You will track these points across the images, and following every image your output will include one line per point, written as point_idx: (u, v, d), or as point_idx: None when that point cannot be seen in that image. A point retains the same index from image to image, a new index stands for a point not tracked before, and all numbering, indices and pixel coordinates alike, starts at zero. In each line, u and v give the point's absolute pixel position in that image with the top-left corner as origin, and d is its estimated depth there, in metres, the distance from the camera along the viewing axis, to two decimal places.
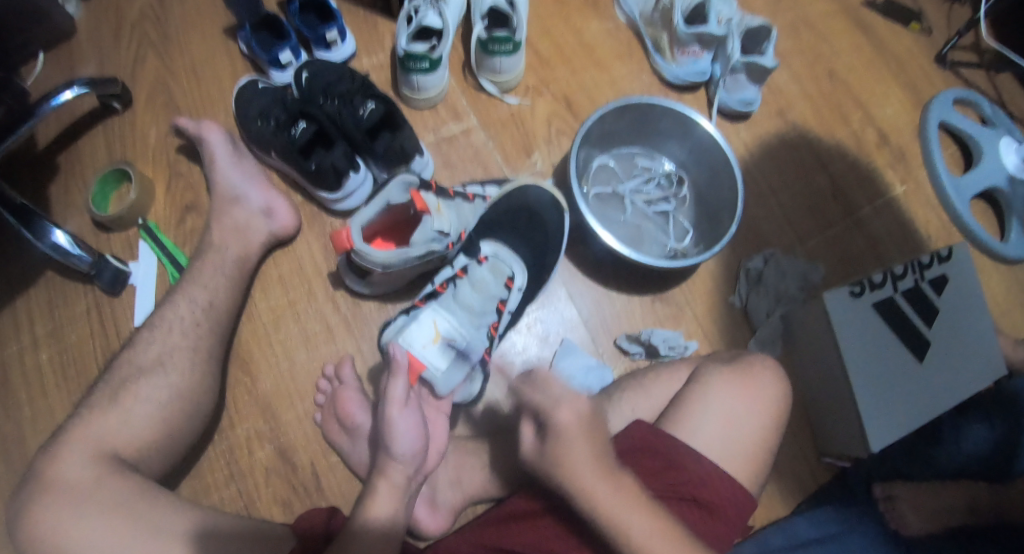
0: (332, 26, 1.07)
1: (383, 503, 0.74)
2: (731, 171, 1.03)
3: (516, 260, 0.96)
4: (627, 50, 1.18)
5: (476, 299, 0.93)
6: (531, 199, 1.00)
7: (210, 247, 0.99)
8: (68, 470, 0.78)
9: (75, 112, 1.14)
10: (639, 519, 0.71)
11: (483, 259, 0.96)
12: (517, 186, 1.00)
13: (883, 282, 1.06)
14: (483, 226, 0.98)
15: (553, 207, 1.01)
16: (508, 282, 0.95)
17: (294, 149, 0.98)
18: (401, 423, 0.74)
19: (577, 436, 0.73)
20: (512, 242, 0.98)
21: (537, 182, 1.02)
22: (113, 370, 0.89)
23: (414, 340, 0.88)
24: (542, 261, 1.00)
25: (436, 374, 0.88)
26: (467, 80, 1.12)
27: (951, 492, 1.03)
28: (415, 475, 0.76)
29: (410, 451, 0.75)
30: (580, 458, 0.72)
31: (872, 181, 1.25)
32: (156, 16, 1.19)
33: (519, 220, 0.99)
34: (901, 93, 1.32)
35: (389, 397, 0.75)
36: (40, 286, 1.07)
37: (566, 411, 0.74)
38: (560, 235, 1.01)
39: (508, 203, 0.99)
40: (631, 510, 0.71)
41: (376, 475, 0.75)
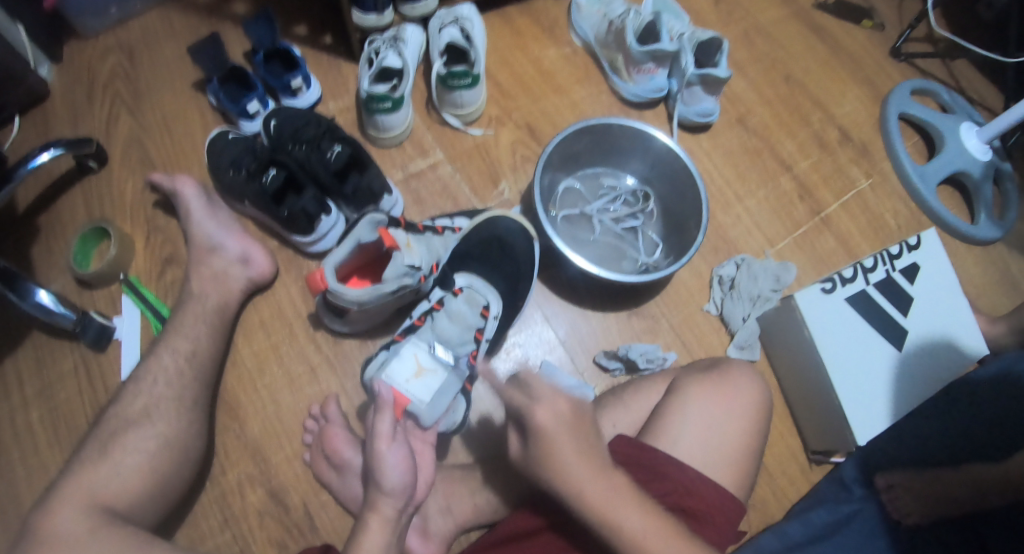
0: (298, 74, 1.10)
1: (374, 539, 0.73)
2: (692, 181, 1.07)
3: (490, 290, 0.98)
4: (585, 74, 1.22)
5: (454, 330, 0.96)
6: (499, 228, 1.02)
7: (191, 297, 1.00)
8: (60, 525, 0.79)
9: (52, 172, 1.16)
10: (630, 516, 0.72)
11: (459, 291, 0.98)
12: (487, 217, 1.03)
13: (854, 276, 1.09)
14: (456, 257, 1.01)
15: (521, 234, 1.03)
16: (485, 311, 0.97)
17: (266, 196, 1.00)
18: (390, 458, 0.76)
19: (558, 433, 0.75)
20: (487, 272, 1.00)
21: (506, 213, 1.04)
22: (101, 424, 0.91)
23: (397, 375, 0.88)
24: (514, 287, 1.01)
25: (420, 407, 0.87)
26: (431, 116, 1.15)
27: (958, 484, 0.99)
28: (405, 508, 0.76)
29: (400, 485, 0.75)
30: (565, 453, 0.74)
31: (837, 178, 1.28)
32: (127, 74, 1.22)
33: (490, 248, 1.01)
34: (859, 90, 1.35)
35: (376, 432, 0.77)
36: (27, 346, 1.08)
37: (543, 410, 0.76)
38: (529, 262, 1.03)
39: (479, 233, 1.02)
40: (619, 505, 0.73)
41: (367, 511, 0.75)
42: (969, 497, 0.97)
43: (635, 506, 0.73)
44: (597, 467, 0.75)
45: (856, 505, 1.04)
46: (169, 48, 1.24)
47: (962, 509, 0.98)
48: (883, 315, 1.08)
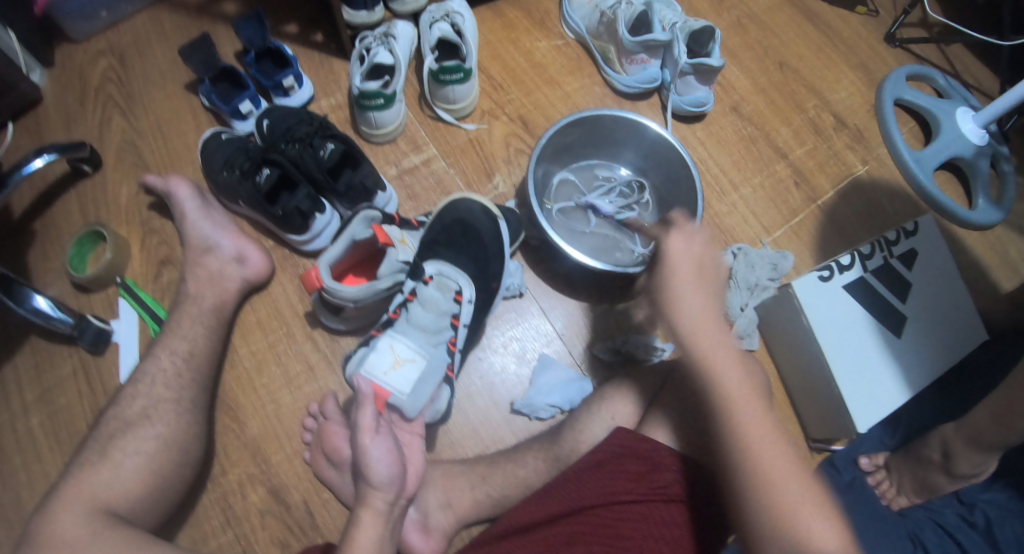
0: (289, 73, 1.09)
1: (368, 533, 0.74)
2: (688, 170, 1.06)
3: (461, 274, 0.95)
4: (578, 66, 1.22)
5: (428, 318, 0.92)
6: (462, 210, 1.01)
7: (187, 298, 1.00)
8: (62, 528, 0.79)
9: (47, 177, 1.16)
10: (732, 371, 0.75)
11: (428, 278, 0.94)
12: (448, 203, 1.02)
13: (851, 264, 1.08)
14: (422, 247, 0.98)
15: (484, 215, 1.01)
16: (457, 297, 0.94)
17: (260, 195, 0.99)
18: (375, 450, 0.76)
19: (694, 278, 0.78)
20: (456, 257, 0.97)
21: (465, 196, 1.02)
22: (101, 427, 0.91)
23: (375, 367, 0.88)
24: (484, 269, 0.98)
25: (402, 399, 0.87)
26: (424, 111, 1.14)
27: (926, 449, 1.00)
28: (396, 500, 0.76)
29: (388, 477, 0.75)
30: (682, 288, 0.77)
31: (833, 165, 1.28)
32: (119, 77, 1.21)
33: (454, 233, 0.99)
34: (853, 77, 1.35)
35: (359, 426, 0.76)
36: (27, 351, 1.08)
37: (673, 241, 0.80)
38: (498, 244, 1.00)
39: (443, 219, 1.00)
40: (727, 369, 0.75)
41: (359, 505, 0.75)
42: (939, 459, 0.98)
43: (737, 369, 0.76)
44: (712, 323, 0.77)
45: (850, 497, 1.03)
46: (160, 50, 1.23)
47: (942, 480, 0.99)
48: (882, 302, 1.08)
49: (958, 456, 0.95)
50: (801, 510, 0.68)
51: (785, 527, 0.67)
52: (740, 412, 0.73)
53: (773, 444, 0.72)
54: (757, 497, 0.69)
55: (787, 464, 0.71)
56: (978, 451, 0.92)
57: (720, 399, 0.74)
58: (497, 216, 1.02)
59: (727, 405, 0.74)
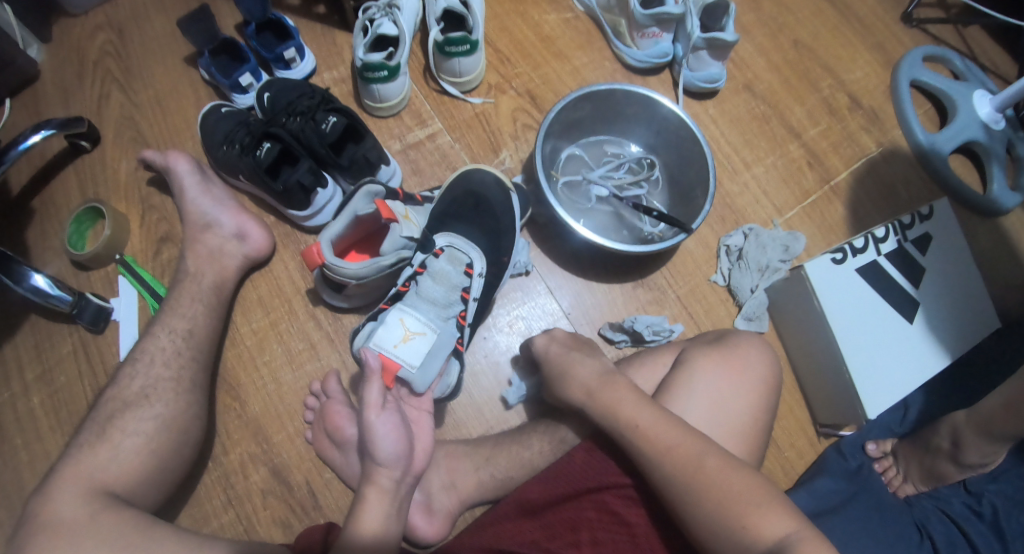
0: (291, 44, 1.07)
1: (374, 511, 0.73)
2: (699, 148, 1.04)
3: (472, 248, 0.95)
4: (587, 40, 1.19)
5: (439, 290, 0.92)
6: (474, 181, 0.99)
7: (187, 276, 0.98)
8: (60, 510, 0.78)
9: (45, 153, 1.14)
10: (642, 412, 0.78)
11: (439, 252, 0.95)
12: (459, 174, 1.00)
13: (865, 246, 1.06)
14: (433, 221, 0.97)
15: (496, 187, 0.99)
16: (468, 270, 0.94)
17: (260, 169, 0.97)
18: (381, 427, 0.74)
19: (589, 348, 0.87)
20: (467, 230, 0.97)
21: (478, 167, 1.00)
22: (99, 406, 0.89)
23: (385, 341, 0.85)
24: (498, 244, 0.97)
25: (411, 372, 0.85)
26: (429, 85, 1.12)
27: (935, 438, 0.99)
28: (403, 478, 0.76)
29: (394, 455, 0.74)
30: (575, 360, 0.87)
31: (848, 145, 1.25)
32: (117, 51, 1.18)
33: (465, 206, 0.98)
34: (869, 55, 1.31)
35: (366, 401, 0.74)
36: (26, 329, 1.06)
37: (547, 340, 0.93)
38: (511, 215, 0.99)
39: (452, 192, 0.99)
40: (641, 412, 0.78)
41: (365, 483, 0.75)
42: (949, 447, 0.96)
43: (645, 404, 0.79)
44: (604, 383, 0.83)
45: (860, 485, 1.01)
46: (159, 22, 1.20)
47: (951, 469, 0.97)
48: (894, 286, 1.06)
49: (968, 444, 0.93)
50: (748, 501, 0.71)
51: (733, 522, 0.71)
52: (658, 441, 0.76)
53: (694, 452, 0.75)
54: (699, 505, 0.72)
55: (720, 467, 0.74)
56: (988, 441, 0.92)
57: (637, 439, 0.77)
58: (511, 188, 1.00)
59: (641, 439, 0.77)
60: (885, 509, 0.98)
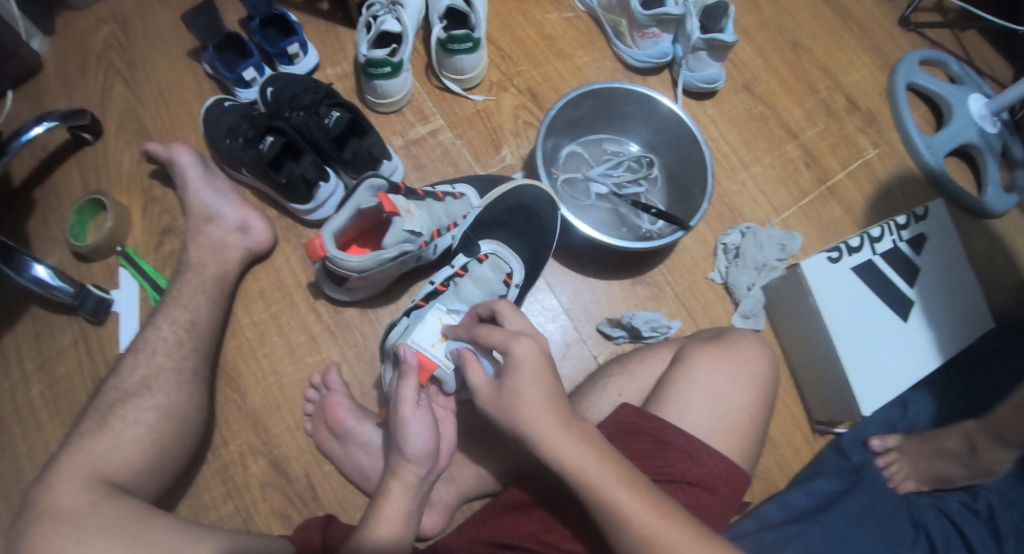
0: (294, 39, 1.08)
1: (396, 506, 0.75)
2: (698, 146, 1.05)
3: (516, 259, 0.98)
4: (589, 39, 1.20)
5: (478, 293, 0.94)
6: (526, 196, 1.02)
7: (189, 267, 0.99)
8: (61, 498, 0.79)
9: (48, 145, 1.14)
10: (592, 465, 0.72)
11: (484, 256, 0.97)
12: (511, 186, 1.02)
13: (861, 246, 1.07)
14: (479, 226, 1.00)
15: (549, 205, 1.03)
16: (508, 278, 0.97)
17: (264, 163, 0.97)
18: (414, 424, 0.75)
19: (539, 373, 0.75)
20: (512, 241, 1.00)
21: (533, 182, 1.03)
22: (101, 396, 0.90)
23: (422, 339, 0.86)
24: (537, 256, 1.02)
25: (447, 372, 0.85)
26: (431, 82, 1.13)
27: (950, 442, 0.99)
28: (428, 475, 0.77)
29: (423, 452, 0.75)
30: (529, 385, 0.74)
31: (845, 147, 1.26)
32: (121, 44, 1.19)
33: (515, 217, 1.01)
34: (867, 58, 1.32)
35: (402, 399, 0.76)
36: (27, 320, 1.07)
37: (522, 342, 0.76)
38: (553, 230, 1.03)
39: (504, 203, 1.01)
40: (595, 466, 0.72)
41: (388, 476, 0.77)
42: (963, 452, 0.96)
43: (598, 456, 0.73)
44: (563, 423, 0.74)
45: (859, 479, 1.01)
46: (162, 16, 1.21)
47: (959, 473, 0.97)
48: (891, 285, 1.07)
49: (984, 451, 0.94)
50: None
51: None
52: (614, 503, 0.71)
53: (651, 516, 0.70)
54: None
55: (674, 533, 0.70)
56: (1003, 448, 0.92)
57: (589, 494, 0.72)
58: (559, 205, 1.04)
59: (595, 494, 0.71)
60: (882, 506, 0.98)
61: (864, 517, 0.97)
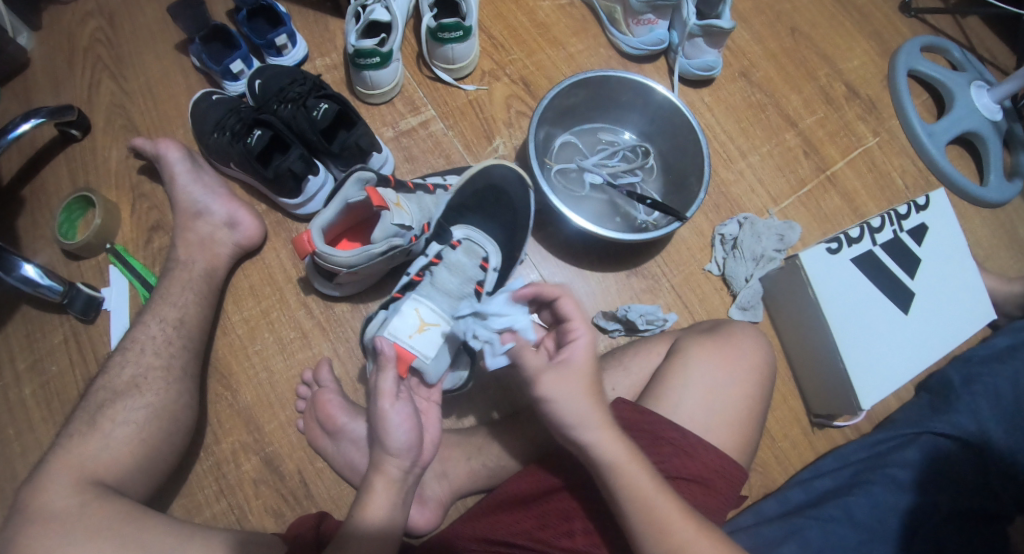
0: (282, 31, 1.05)
1: (380, 501, 0.74)
2: (694, 135, 1.04)
3: (490, 242, 0.99)
4: (582, 27, 1.18)
5: (454, 281, 0.94)
6: (495, 176, 0.97)
7: (178, 264, 0.98)
8: (50, 499, 0.78)
9: (35, 141, 1.12)
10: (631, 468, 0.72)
11: (456, 243, 0.97)
12: (480, 168, 0.96)
13: (860, 236, 1.06)
14: (450, 211, 0.97)
15: (518, 183, 0.99)
16: (484, 263, 0.97)
17: (252, 157, 0.96)
18: (394, 416, 0.74)
19: (589, 368, 0.75)
20: (484, 225, 1.00)
21: (500, 161, 0.98)
22: (90, 396, 0.89)
23: (399, 331, 0.85)
24: (513, 238, 0.99)
25: (425, 362, 0.85)
26: (422, 72, 1.11)
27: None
28: (411, 468, 0.75)
29: (404, 444, 0.74)
30: (579, 389, 0.74)
31: (845, 135, 1.24)
32: (108, 37, 1.16)
33: (487, 199, 0.99)
34: (866, 44, 1.30)
35: (380, 391, 0.75)
36: (17, 320, 1.05)
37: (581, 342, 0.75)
38: (527, 211, 0.99)
39: (473, 186, 0.97)
40: (630, 463, 0.73)
41: (372, 472, 0.75)
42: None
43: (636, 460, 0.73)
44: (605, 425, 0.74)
45: (871, 476, 0.97)
46: (149, 8, 1.18)
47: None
48: (890, 276, 1.06)
49: None
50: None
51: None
52: (641, 497, 0.72)
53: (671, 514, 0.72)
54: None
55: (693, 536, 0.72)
56: None
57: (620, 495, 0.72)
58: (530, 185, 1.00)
59: (623, 490, 0.72)
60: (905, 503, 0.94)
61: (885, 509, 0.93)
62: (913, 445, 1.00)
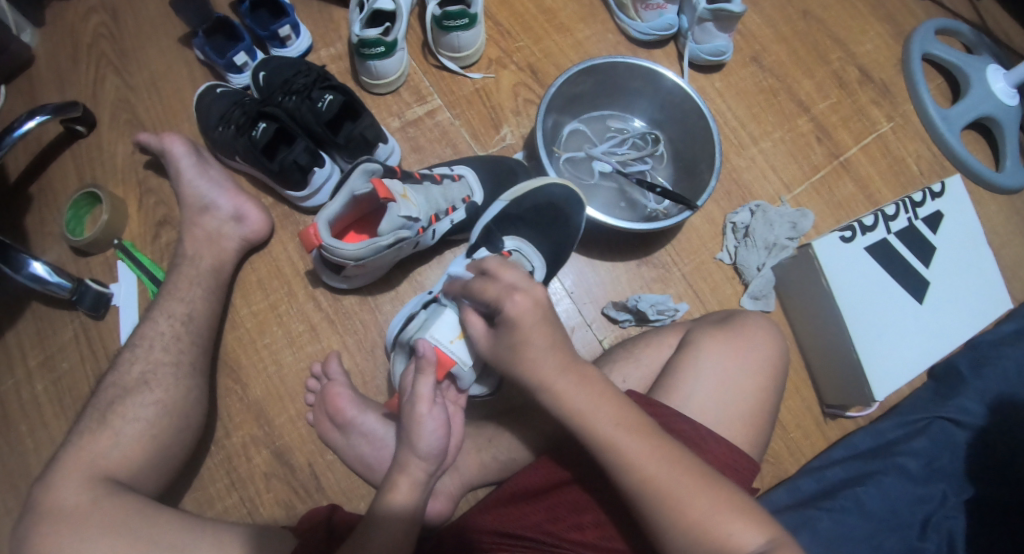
0: (285, 22, 1.04)
1: (405, 497, 0.73)
2: (705, 121, 1.02)
3: (537, 257, 0.96)
4: (590, 12, 1.16)
5: None
6: (554, 194, 0.97)
7: (185, 259, 0.97)
8: (62, 495, 0.78)
9: (42, 138, 1.11)
10: (604, 410, 0.72)
11: (506, 254, 0.93)
12: (539, 181, 0.97)
13: (875, 224, 1.05)
14: (505, 220, 0.96)
15: (577, 204, 0.98)
16: (528, 277, 0.95)
17: (257, 150, 0.95)
18: (429, 421, 0.74)
19: (533, 325, 0.73)
20: (534, 238, 0.97)
21: (558, 179, 0.98)
22: (100, 392, 0.88)
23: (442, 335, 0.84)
24: (558, 254, 0.99)
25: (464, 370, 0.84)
26: (428, 61, 1.09)
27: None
28: (436, 471, 0.76)
29: (435, 449, 0.74)
30: (534, 342, 0.73)
31: (858, 120, 1.22)
32: (111, 32, 1.16)
33: (542, 214, 0.97)
34: (880, 26, 1.27)
35: (418, 395, 0.75)
36: (28, 317, 1.05)
37: (519, 296, 0.73)
38: (579, 228, 0.99)
39: (531, 200, 0.97)
40: (597, 408, 0.72)
41: (396, 471, 0.75)
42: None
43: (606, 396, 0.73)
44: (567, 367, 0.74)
45: (881, 465, 0.96)
46: (152, 3, 1.17)
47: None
48: (904, 264, 1.06)
49: None
50: (721, 520, 0.68)
51: (707, 539, 0.67)
52: (623, 449, 0.70)
53: (670, 471, 0.69)
54: (666, 528, 0.68)
55: (671, 473, 0.69)
56: None
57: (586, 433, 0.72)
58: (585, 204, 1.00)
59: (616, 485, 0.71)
60: (913, 496, 0.93)
61: (896, 497, 0.93)
62: (923, 434, 0.98)
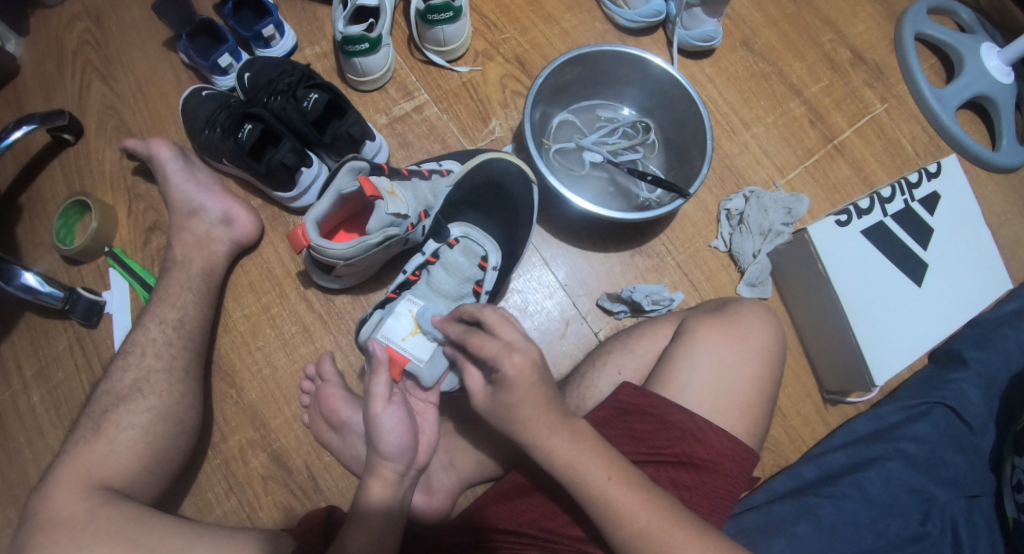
0: (269, 21, 1.03)
1: (385, 501, 0.72)
2: (694, 106, 1.01)
3: (489, 240, 0.95)
4: (577, 2, 1.15)
5: (451, 282, 0.92)
6: (495, 170, 0.97)
7: (174, 264, 0.96)
8: (58, 506, 0.78)
9: (30, 148, 1.10)
10: (595, 464, 0.70)
11: (454, 241, 0.94)
12: (481, 160, 0.97)
13: (871, 207, 1.04)
14: (450, 206, 0.96)
15: (521, 178, 0.98)
16: (482, 262, 0.94)
17: (243, 151, 0.94)
18: (386, 420, 0.73)
19: (532, 385, 0.71)
20: (483, 222, 0.97)
21: (501, 154, 0.98)
22: (94, 401, 0.88)
23: (393, 333, 0.86)
24: (513, 236, 0.97)
25: (419, 366, 0.85)
26: (414, 56, 1.08)
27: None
28: (407, 471, 0.74)
29: (398, 448, 0.73)
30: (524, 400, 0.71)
31: (851, 103, 1.20)
32: (96, 39, 1.15)
33: (487, 195, 0.97)
34: (872, 7, 1.25)
35: (373, 394, 0.74)
36: (22, 328, 1.04)
37: (517, 356, 0.71)
38: (530, 206, 0.99)
39: (473, 178, 0.97)
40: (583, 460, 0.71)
41: (366, 474, 0.74)
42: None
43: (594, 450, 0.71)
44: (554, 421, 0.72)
45: (883, 450, 0.95)
46: (135, 6, 1.16)
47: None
48: (901, 246, 1.05)
49: None
50: None
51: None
52: (613, 504, 0.70)
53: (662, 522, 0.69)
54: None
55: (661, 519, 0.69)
56: None
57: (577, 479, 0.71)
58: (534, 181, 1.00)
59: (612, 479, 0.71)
60: (915, 485, 0.92)
61: (898, 483, 0.92)
62: (925, 418, 0.97)
